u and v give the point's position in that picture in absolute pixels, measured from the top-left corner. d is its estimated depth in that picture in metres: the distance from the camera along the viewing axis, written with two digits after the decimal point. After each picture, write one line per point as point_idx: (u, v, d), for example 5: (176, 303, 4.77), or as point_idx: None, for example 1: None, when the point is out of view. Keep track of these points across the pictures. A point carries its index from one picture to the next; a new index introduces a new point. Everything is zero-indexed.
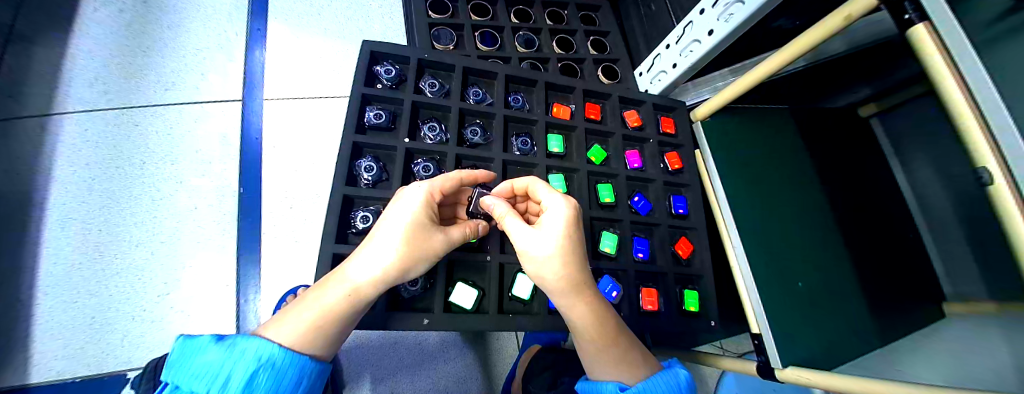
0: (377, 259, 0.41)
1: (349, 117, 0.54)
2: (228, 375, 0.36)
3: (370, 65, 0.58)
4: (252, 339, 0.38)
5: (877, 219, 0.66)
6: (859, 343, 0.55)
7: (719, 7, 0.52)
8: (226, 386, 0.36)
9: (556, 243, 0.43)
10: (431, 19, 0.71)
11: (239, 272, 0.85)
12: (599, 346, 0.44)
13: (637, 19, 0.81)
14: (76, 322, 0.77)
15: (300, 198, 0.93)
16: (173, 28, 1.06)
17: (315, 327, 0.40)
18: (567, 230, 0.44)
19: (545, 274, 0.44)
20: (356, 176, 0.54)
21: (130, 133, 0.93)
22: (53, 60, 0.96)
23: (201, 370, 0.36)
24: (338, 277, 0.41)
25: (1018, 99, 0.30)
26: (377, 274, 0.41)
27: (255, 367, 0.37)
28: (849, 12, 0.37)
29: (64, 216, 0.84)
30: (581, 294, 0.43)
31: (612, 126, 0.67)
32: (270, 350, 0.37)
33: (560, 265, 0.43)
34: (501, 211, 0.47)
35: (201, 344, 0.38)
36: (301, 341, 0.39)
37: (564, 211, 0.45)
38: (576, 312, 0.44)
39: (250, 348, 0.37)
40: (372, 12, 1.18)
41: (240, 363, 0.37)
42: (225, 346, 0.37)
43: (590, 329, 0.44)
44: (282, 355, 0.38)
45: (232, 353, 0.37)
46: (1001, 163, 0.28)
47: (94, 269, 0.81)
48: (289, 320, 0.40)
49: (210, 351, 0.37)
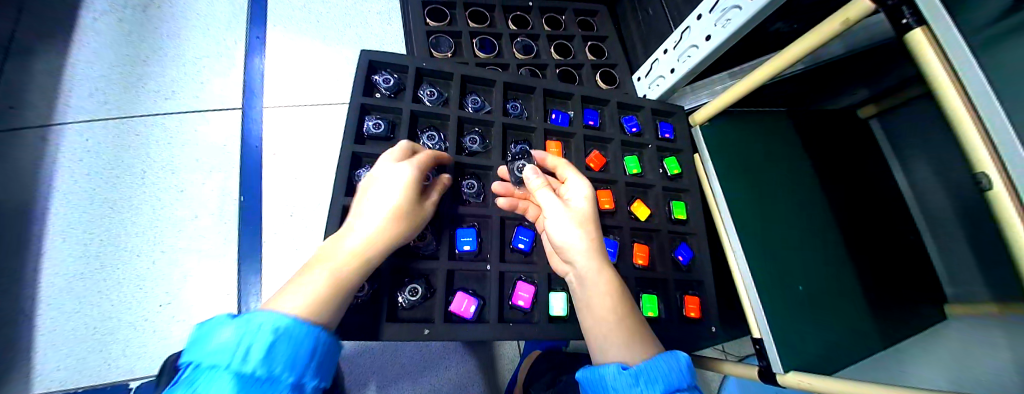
0: (373, 219, 0.44)
1: (348, 127, 0.54)
2: (247, 346, 0.34)
3: (368, 74, 0.58)
4: (267, 313, 0.36)
5: (878, 222, 0.66)
6: (862, 347, 0.54)
7: (717, 13, 0.52)
8: (242, 359, 0.33)
9: (584, 217, 0.47)
10: (429, 27, 0.72)
11: (240, 281, 0.86)
12: (611, 319, 0.43)
13: (634, 24, 0.81)
14: (77, 333, 0.77)
15: (301, 206, 0.94)
16: (172, 37, 1.06)
17: (327, 292, 0.40)
18: (591, 207, 0.48)
19: (566, 242, 0.47)
20: (356, 187, 0.54)
21: (128, 143, 0.93)
22: (51, 70, 0.96)
23: (216, 346, 0.33)
24: (337, 244, 0.43)
25: (1018, 105, 0.30)
26: (375, 232, 0.44)
27: (275, 338, 0.35)
28: (849, 14, 0.37)
29: (66, 226, 0.84)
30: (605, 265, 0.46)
31: (611, 132, 0.67)
32: (287, 321, 0.36)
33: (588, 233, 0.47)
34: (536, 184, 0.49)
35: (215, 325, 0.35)
36: (313, 308, 0.39)
37: (586, 190, 0.49)
38: (598, 281, 0.45)
39: (265, 321, 0.35)
40: (370, 19, 1.19)
41: (259, 335, 0.34)
42: (238, 322, 0.35)
43: (607, 299, 0.44)
44: (299, 327, 0.36)
45: (249, 328, 0.35)
46: (1001, 172, 0.28)
47: (94, 279, 0.81)
48: (298, 290, 0.39)
49: (227, 326, 0.35)
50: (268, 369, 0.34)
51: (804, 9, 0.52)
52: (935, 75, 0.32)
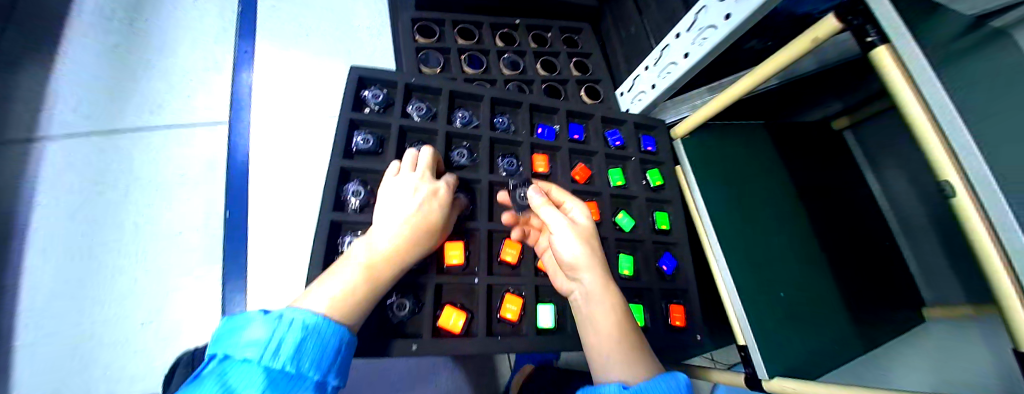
0: (395, 224, 0.45)
1: (337, 143, 0.54)
2: (279, 341, 0.36)
3: (357, 90, 0.59)
4: (298, 310, 0.38)
5: (854, 230, 0.68)
6: (842, 352, 0.56)
7: (694, 32, 0.55)
8: (276, 352, 0.35)
9: (586, 234, 0.49)
10: (418, 44, 0.73)
11: (225, 298, 0.84)
12: (613, 338, 0.44)
13: (617, 41, 0.84)
14: (55, 354, 0.74)
15: (289, 219, 0.93)
16: (160, 50, 1.06)
17: (353, 293, 0.41)
18: (590, 226, 0.50)
19: (573, 257, 0.46)
20: (344, 201, 0.54)
21: (110, 158, 0.91)
22: (36, 82, 0.94)
23: (251, 339, 0.35)
24: (360, 247, 0.44)
25: (971, 116, 0.32)
26: (398, 236, 0.45)
27: (302, 335, 0.36)
28: (817, 34, 0.40)
29: (42, 243, 0.82)
30: (608, 283, 0.47)
31: (595, 146, 0.68)
32: (316, 318, 0.38)
33: (592, 250, 0.47)
34: (538, 201, 0.50)
35: (249, 318, 0.37)
36: (341, 308, 0.40)
37: (585, 211, 0.52)
38: (603, 298, 0.45)
39: (296, 317, 0.37)
40: (360, 34, 1.21)
41: (289, 330, 0.36)
42: (273, 317, 0.37)
43: (609, 318, 0.44)
44: (326, 325, 0.38)
45: (280, 324, 0.37)
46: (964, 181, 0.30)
47: (73, 298, 0.78)
48: (325, 290, 0.40)
49: (259, 322, 0.36)
50: (298, 363, 0.36)
51: (774, 29, 0.56)
52: (898, 87, 0.34)
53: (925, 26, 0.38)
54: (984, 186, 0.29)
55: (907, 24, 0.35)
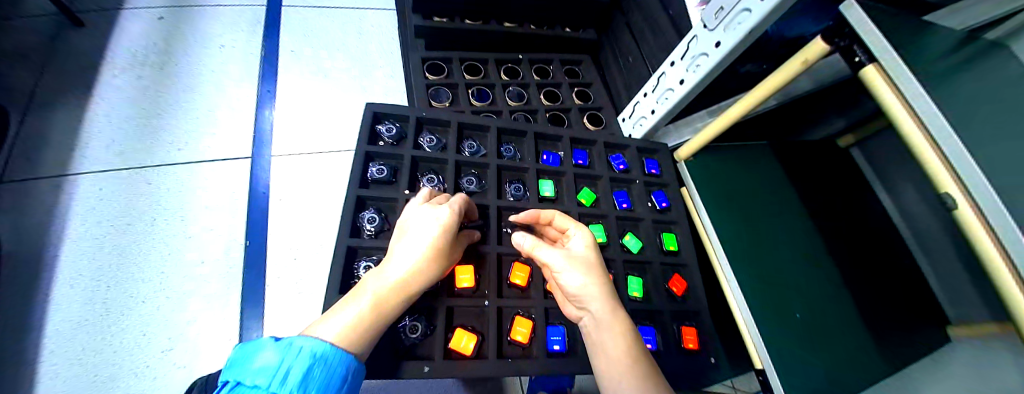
0: (404, 254, 0.47)
1: (354, 174, 0.58)
2: (287, 369, 0.37)
3: (372, 125, 0.63)
4: (307, 338, 0.39)
5: (870, 246, 0.67)
6: (869, 374, 0.54)
7: (687, 60, 0.58)
8: (285, 381, 0.37)
9: (589, 261, 0.49)
10: (428, 80, 0.78)
11: (242, 326, 0.85)
12: (624, 362, 0.43)
13: (617, 71, 0.88)
14: (77, 380, 0.75)
15: (305, 249, 0.96)
16: (185, 91, 1.15)
17: (361, 325, 0.42)
18: (592, 251, 0.50)
19: (578, 287, 0.47)
20: (359, 228, 0.56)
21: (139, 192, 0.96)
22: (68, 124, 1.03)
23: (261, 366, 0.37)
24: (371, 276, 0.45)
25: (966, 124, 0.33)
26: (408, 268, 0.46)
27: (310, 363, 0.38)
28: (806, 57, 0.43)
29: (71, 274, 0.85)
30: (615, 306, 0.47)
31: (599, 170, 0.70)
32: (324, 346, 0.39)
33: (595, 277, 0.48)
34: (531, 244, 0.50)
35: (258, 345, 0.39)
36: (349, 338, 0.41)
37: (586, 236, 0.51)
38: (612, 322, 0.45)
39: (305, 346, 0.39)
40: (375, 73, 1.29)
41: (298, 359, 0.38)
42: (282, 344, 0.38)
43: (618, 341, 0.44)
44: (333, 354, 0.39)
45: (289, 351, 0.38)
46: (964, 193, 0.31)
47: (99, 326, 0.81)
48: (336, 321, 0.41)
49: (269, 349, 0.38)
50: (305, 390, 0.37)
51: (765, 54, 0.59)
52: (890, 104, 0.36)
53: (916, 44, 0.39)
54: (984, 200, 0.29)
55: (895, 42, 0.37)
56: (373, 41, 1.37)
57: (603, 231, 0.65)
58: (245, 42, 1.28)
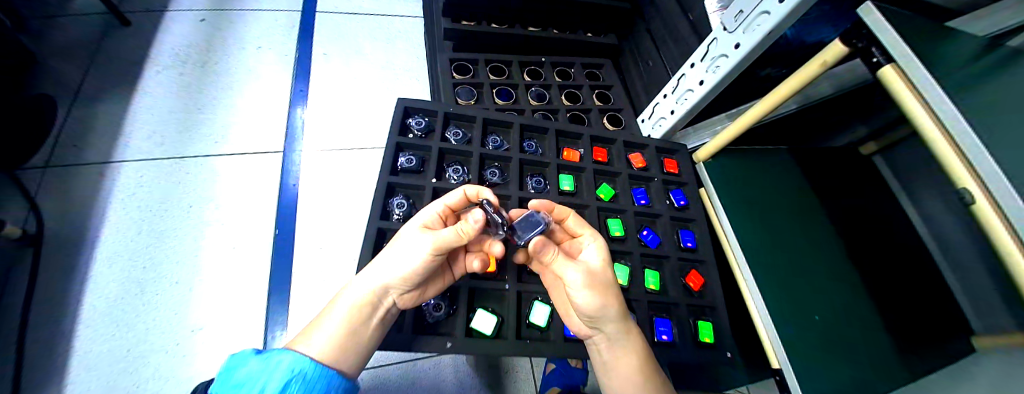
0: (376, 269, 0.47)
1: (385, 162, 0.61)
2: (264, 382, 0.39)
3: (403, 118, 0.67)
4: (287, 352, 0.42)
5: (895, 253, 0.66)
6: (891, 378, 0.53)
7: (707, 62, 0.59)
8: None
9: (602, 278, 0.46)
10: (455, 79, 0.82)
11: (268, 309, 0.89)
12: (636, 382, 0.46)
13: (637, 75, 0.90)
14: (112, 354, 0.80)
15: (329, 239, 1.00)
16: (222, 89, 1.22)
17: (344, 338, 0.45)
18: (605, 267, 0.48)
19: (591, 307, 0.46)
20: (389, 213, 0.59)
21: (178, 181, 1.03)
22: (115, 116, 1.11)
23: (241, 377, 0.39)
24: (348, 292, 0.48)
25: (985, 117, 0.34)
26: (379, 284, 0.47)
27: (288, 377, 0.40)
28: (824, 59, 0.43)
29: (113, 254, 0.92)
30: (629, 327, 0.47)
31: (618, 167, 0.72)
32: (304, 361, 0.41)
33: (607, 297, 0.46)
34: (555, 257, 0.49)
35: (242, 358, 0.42)
36: (331, 354, 0.44)
37: (597, 250, 0.49)
38: (626, 345, 0.46)
39: (284, 360, 0.41)
40: (401, 75, 1.34)
41: (276, 373, 0.40)
42: (264, 358, 0.41)
43: (632, 362, 0.46)
44: (312, 367, 0.41)
45: (269, 365, 0.40)
46: (981, 186, 0.31)
47: (135, 304, 0.86)
48: (319, 333, 0.45)
49: (252, 361, 0.41)
50: None
51: (786, 56, 0.60)
52: (910, 105, 0.37)
53: (938, 45, 0.40)
54: (1000, 191, 0.29)
55: (915, 41, 0.38)
56: (401, 46, 1.44)
57: (620, 225, 0.66)
58: (281, 45, 1.36)
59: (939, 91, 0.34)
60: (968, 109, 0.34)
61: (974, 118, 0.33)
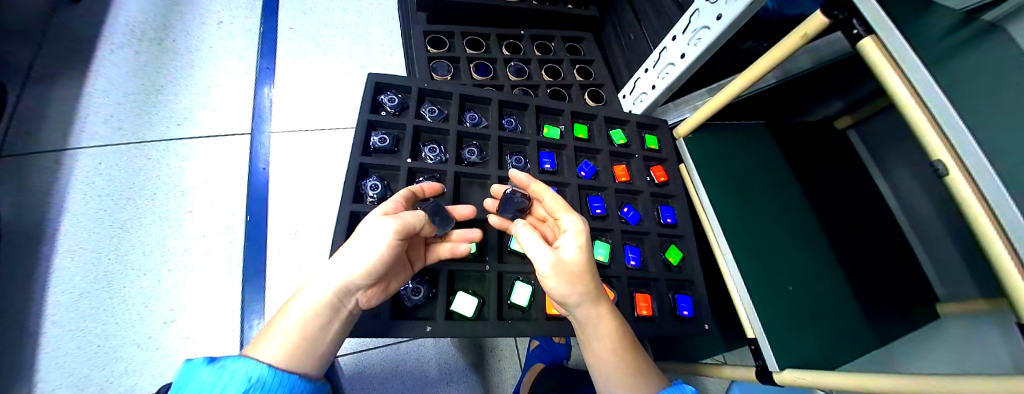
0: (336, 266, 0.43)
1: (356, 141, 0.58)
2: None
3: (375, 95, 0.63)
4: (243, 361, 0.36)
5: (863, 223, 0.68)
6: (856, 343, 0.56)
7: (689, 34, 0.58)
8: None
9: (572, 255, 0.46)
10: (430, 53, 0.78)
11: (244, 299, 0.87)
12: (611, 356, 0.45)
13: (619, 49, 0.88)
14: (80, 351, 0.77)
15: (305, 224, 0.96)
16: (184, 68, 1.13)
17: (301, 342, 0.41)
18: (582, 244, 0.47)
19: (559, 281, 0.46)
20: (362, 195, 0.57)
21: (139, 167, 0.96)
22: (61, 97, 1.02)
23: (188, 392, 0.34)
24: (306, 290, 0.43)
25: (959, 92, 0.34)
26: (338, 283, 0.43)
27: (244, 388, 0.35)
28: (805, 31, 0.41)
29: (69, 247, 0.86)
30: (602, 303, 0.47)
31: (599, 143, 0.71)
32: (261, 369, 0.36)
33: (576, 272, 0.45)
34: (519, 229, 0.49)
35: (189, 370, 0.36)
36: (290, 359, 0.39)
37: (575, 229, 0.48)
38: (599, 320, 0.46)
39: (239, 370, 0.36)
40: (374, 51, 1.28)
41: (230, 384, 0.35)
42: (217, 367, 0.36)
43: (608, 337, 0.46)
44: (272, 375, 0.37)
45: (223, 375, 0.35)
46: (954, 158, 0.31)
47: (101, 297, 0.82)
48: (273, 339, 0.40)
49: (201, 372, 0.35)
50: None
51: (768, 29, 0.58)
52: (889, 79, 0.35)
53: (915, 16, 0.39)
54: (976, 163, 0.30)
55: (894, 11, 0.37)
56: (373, 19, 1.35)
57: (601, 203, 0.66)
58: (243, 19, 1.27)
59: (919, 67, 0.33)
60: (944, 83, 0.33)
61: (950, 92, 0.33)
